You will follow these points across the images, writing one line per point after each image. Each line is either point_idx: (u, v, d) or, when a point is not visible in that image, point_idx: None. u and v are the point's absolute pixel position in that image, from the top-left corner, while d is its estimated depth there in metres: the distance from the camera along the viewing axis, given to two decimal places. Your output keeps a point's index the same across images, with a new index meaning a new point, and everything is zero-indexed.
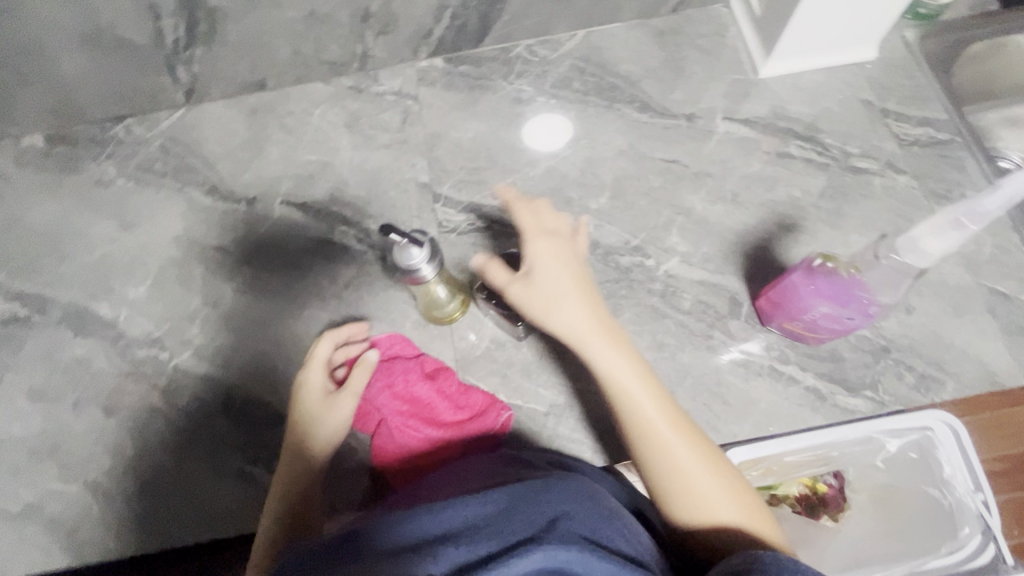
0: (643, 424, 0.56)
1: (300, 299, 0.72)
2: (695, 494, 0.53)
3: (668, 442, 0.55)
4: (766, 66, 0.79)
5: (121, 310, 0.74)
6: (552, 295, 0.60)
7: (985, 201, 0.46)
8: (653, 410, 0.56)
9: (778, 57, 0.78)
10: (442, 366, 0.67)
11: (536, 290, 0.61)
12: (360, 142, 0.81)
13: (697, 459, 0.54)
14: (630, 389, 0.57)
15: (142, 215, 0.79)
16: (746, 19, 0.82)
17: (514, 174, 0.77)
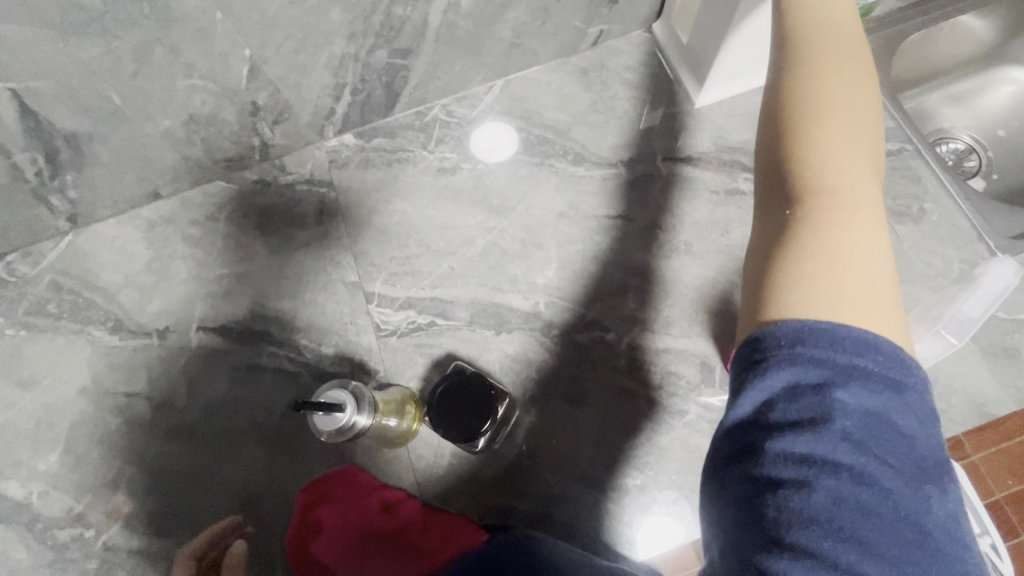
0: (817, 60, 0.43)
1: (237, 441, 0.65)
2: (820, 176, 0.40)
3: (841, 107, 0.41)
4: (703, 96, 0.73)
5: (32, 486, 0.65)
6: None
7: (968, 310, 0.59)
8: (843, 76, 0.42)
9: (712, 85, 0.72)
10: (402, 495, 0.61)
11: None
12: (276, 244, 0.73)
13: (858, 140, 0.40)
14: (824, 33, 0.44)
15: (41, 369, 0.70)
16: (672, 45, 0.75)
17: (451, 256, 0.70)
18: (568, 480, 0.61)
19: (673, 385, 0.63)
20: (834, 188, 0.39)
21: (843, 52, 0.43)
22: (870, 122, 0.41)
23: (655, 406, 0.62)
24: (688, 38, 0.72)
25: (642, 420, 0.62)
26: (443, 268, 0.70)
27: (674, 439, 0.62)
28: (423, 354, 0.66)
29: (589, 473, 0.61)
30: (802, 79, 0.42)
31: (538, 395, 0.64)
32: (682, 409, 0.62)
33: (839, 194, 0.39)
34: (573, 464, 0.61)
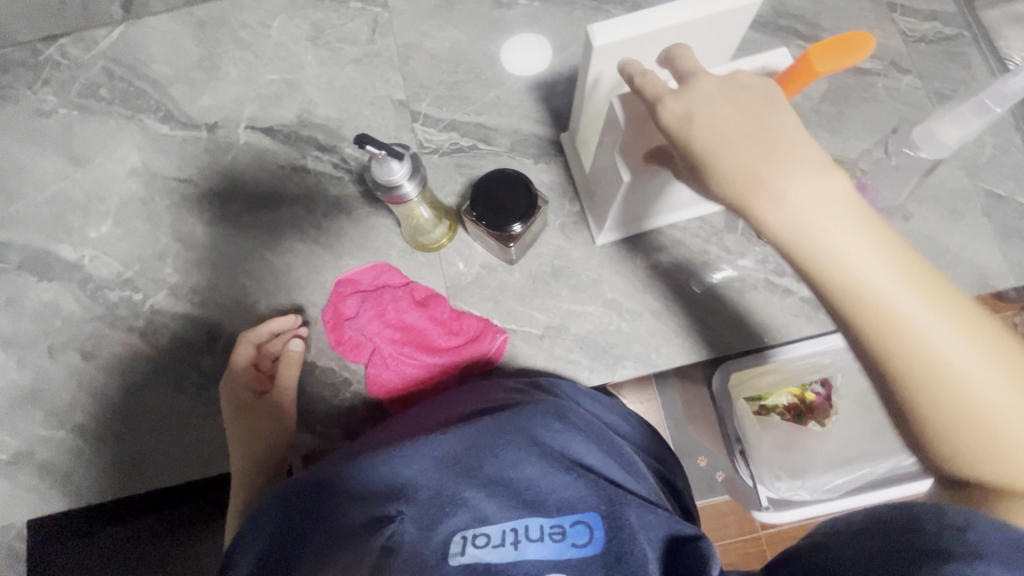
0: (857, 293, 0.36)
1: (278, 231, 0.69)
2: (958, 410, 0.34)
3: (918, 315, 0.35)
4: (606, 233, 0.64)
5: (84, 251, 0.69)
6: (779, 152, 0.38)
7: (1011, 81, 0.42)
8: (903, 289, 0.35)
9: (618, 225, 0.63)
10: (433, 293, 0.65)
11: (773, 145, 0.38)
12: (326, 57, 0.74)
13: (972, 343, 0.34)
14: (834, 250, 0.36)
15: (93, 149, 0.72)
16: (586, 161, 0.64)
17: (498, 87, 0.71)
18: (588, 300, 0.65)
19: (698, 226, 0.66)
20: (985, 411, 0.33)
21: (917, 301, 0.35)
22: (938, 290, 0.35)
23: (677, 246, 0.66)
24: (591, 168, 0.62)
25: (663, 254, 0.65)
26: (489, 97, 0.71)
27: (691, 274, 0.65)
28: (462, 173, 0.69)
29: (607, 296, 0.65)
30: (913, 356, 0.35)
31: (568, 222, 0.67)
32: (704, 250, 0.66)
33: (988, 414, 0.33)
34: (594, 286, 0.65)
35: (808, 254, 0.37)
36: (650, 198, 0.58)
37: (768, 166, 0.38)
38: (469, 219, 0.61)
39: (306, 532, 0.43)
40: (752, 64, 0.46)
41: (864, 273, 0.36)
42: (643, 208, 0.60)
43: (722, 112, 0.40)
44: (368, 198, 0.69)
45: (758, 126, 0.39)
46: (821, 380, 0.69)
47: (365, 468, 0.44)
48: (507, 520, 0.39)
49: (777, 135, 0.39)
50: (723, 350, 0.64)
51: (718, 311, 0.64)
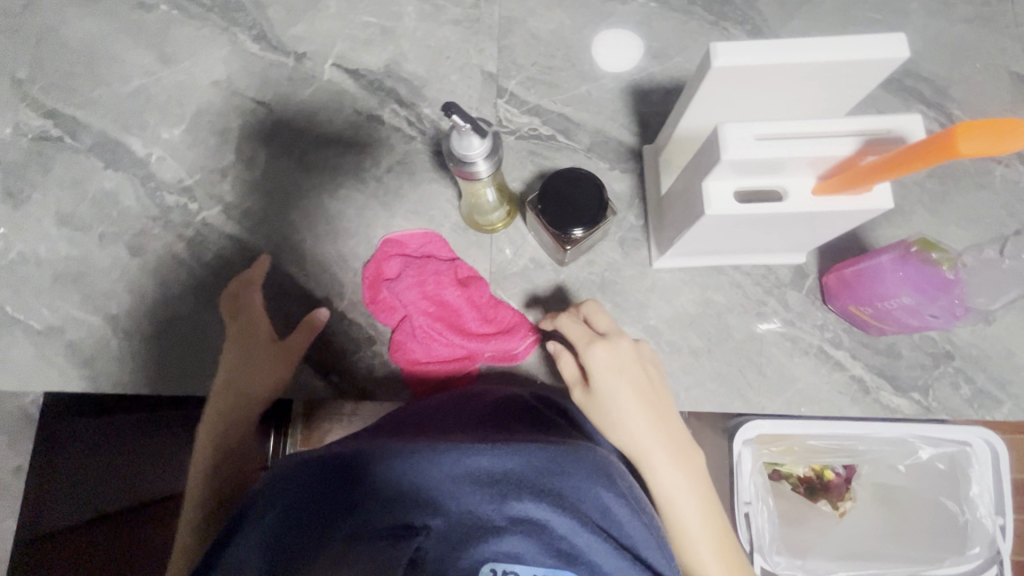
0: (645, 460, 0.49)
1: (339, 176, 0.68)
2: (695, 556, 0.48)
3: (675, 487, 0.49)
4: (664, 259, 0.62)
5: (153, 150, 0.70)
6: (647, 396, 0.51)
7: None
8: (691, 510, 0.48)
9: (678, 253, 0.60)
10: (476, 275, 0.63)
11: (644, 392, 0.50)
12: (426, 11, 0.72)
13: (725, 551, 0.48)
14: (631, 429, 0.49)
15: (183, 53, 0.73)
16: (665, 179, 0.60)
17: (591, 82, 0.69)
18: (628, 321, 0.62)
19: (762, 275, 0.62)
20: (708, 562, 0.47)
21: (680, 478, 0.49)
22: (696, 473, 0.50)
23: (736, 290, 0.62)
24: (666, 191, 0.59)
25: (718, 294, 0.62)
26: (580, 90, 0.68)
27: (741, 322, 0.62)
28: (534, 162, 0.67)
29: (649, 322, 0.62)
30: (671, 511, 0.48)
31: (628, 237, 0.64)
32: (761, 301, 0.62)
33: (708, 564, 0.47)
34: (638, 309, 0.62)
35: (617, 427, 0.50)
36: (723, 237, 0.54)
37: (637, 408, 0.50)
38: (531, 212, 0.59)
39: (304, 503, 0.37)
40: (877, 124, 0.42)
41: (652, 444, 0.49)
42: (709, 246, 0.57)
43: (621, 354, 0.51)
44: (434, 164, 0.67)
45: (642, 374, 0.51)
46: (848, 463, 0.62)
47: (391, 459, 0.37)
48: (541, 566, 0.33)
49: (651, 383, 0.51)
50: (755, 408, 0.61)
51: (760, 367, 0.61)
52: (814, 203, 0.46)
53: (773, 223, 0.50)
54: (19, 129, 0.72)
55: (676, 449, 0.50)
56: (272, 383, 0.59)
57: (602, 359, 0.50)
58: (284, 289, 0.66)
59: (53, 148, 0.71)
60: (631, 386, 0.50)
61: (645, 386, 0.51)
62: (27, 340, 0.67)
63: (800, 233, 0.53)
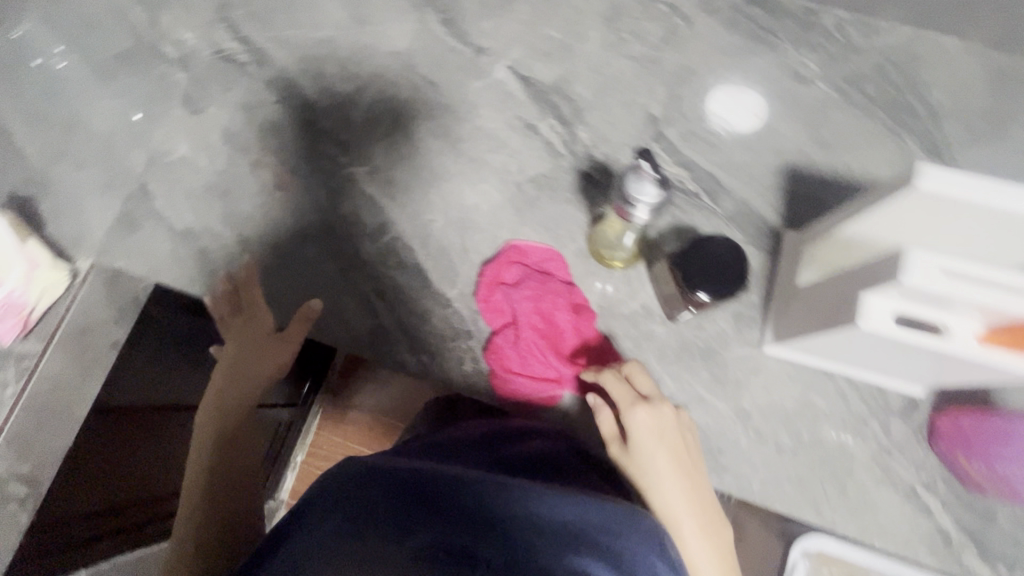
0: (673, 524, 0.55)
1: (483, 170, 0.70)
2: None
3: (697, 552, 0.54)
4: (778, 347, 0.61)
5: (324, 97, 0.75)
6: (679, 459, 0.57)
7: None
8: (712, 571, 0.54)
9: (795, 346, 0.59)
10: (587, 305, 0.64)
11: (677, 456, 0.57)
12: (609, 41, 0.73)
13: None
14: (664, 493, 0.56)
15: (375, 18, 0.77)
16: (806, 269, 0.59)
17: (750, 153, 0.69)
18: (721, 396, 0.61)
19: (872, 394, 0.60)
20: None
21: (702, 542, 0.55)
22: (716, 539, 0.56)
23: (840, 400, 0.60)
24: (803, 283, 0.59)
25: (821, 399, 0.61)
26: (736, 157, 0.68)
27: (836, 433, 0.60)
28: (672, 212, 0.67)
29: (742, 404, 0.61)
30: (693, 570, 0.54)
31: (745, 313, 0.63)
32: (863, 419, 0.60)
33: None
34: (734, 387, 0.62)
35: (651, 488, 0.56)
36: (856, 348, 0.53)
37: (670, 473, 0.56)
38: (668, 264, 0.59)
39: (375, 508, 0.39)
40: None
41: (680, 507, 0.55)
42: (834, 350, 0.56)
43: (664, 420, 0.57)
44: (575, 186, 0.69)
45: (678, 439, 0.57)
46: None
47: (466, 487, 0.41)
48: None
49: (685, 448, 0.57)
50: (827, 525, 0.58)
51: (844, 485, 0.59)
52: (975, 351, 0.43)
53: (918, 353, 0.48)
54: (215, 46, 0.78)
55: (699, 510, 0.56)
56: (280, 364, 0.70)
57: (642, 425, 0.57)
58: (401, 260, 0.68)
59: (239, 71, 0.77)
60: (665, 454, 0.56)
61: (678, 455, 0.57)
62: (167, 235, 0.72)
63: (933, 370, 0.52)
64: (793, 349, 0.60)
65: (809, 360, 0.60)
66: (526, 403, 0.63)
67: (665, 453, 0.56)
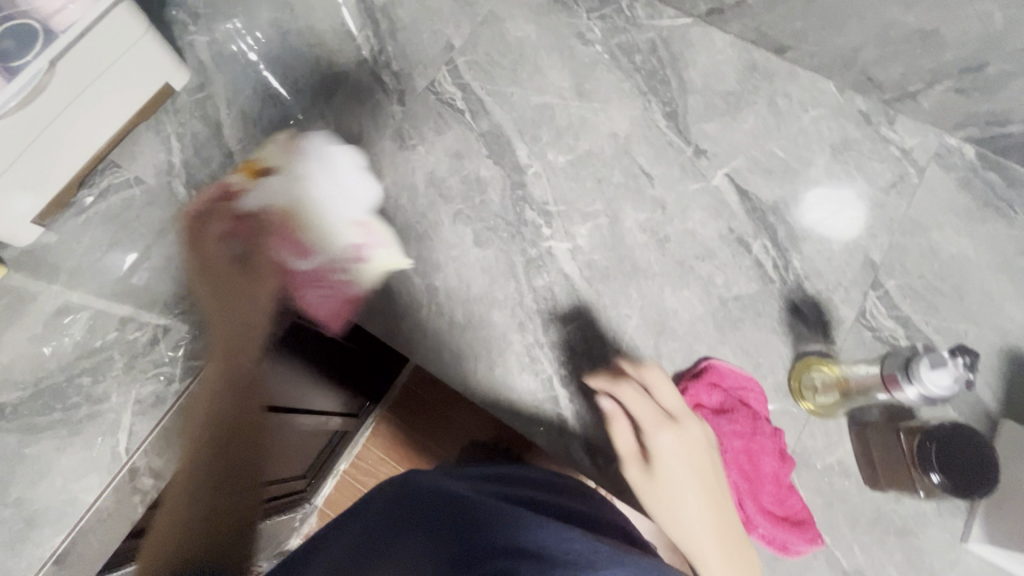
0: (700, 553, 0.51)
1: (687, 275, 0.68)
2: None
3: None
4: (986, 546, 0.56)
5: (533, 162, 0.74)
6: (707, 480, 0.54)
7: None
8: None
9: (1009, 554, 0.55)
10: (789, 454, 0.59)
11: (706, 477, 0.54)
12: (835, 173, 0.72)
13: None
14: (687, 521, 0.52)
15: (597, 94, 0.77)
16: None
17: (971, 324, 0.65)
18: None
19: None
20: None
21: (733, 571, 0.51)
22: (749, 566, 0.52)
23: None
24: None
25: None
26: (957, 326, 0.65)
27: None
28: None
29: None
30: None
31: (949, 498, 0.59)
32: None
33: None
34: None
35: (674, 512, 0.52)
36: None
37: (697, 496, 0.52)
38: (903, 436, 0.57)
39: (429, 529, 0.45)
40: None
41: (708, 532, 0.52)
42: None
43: (693, 441, 0.54)
44: (783, 316, 0.66)
45: (705, 458, 0.54)
46: None
47: (495, 511, 0.45)
48: None
49: (713, 469, 0.54)
50: None
51: None
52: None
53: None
54: (433, 86, 0.79)
55: (727, 541, 0.52)
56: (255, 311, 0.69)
57: (661, 446, 0.53)
58: (589, 349, 0.66)
59: (453, 116, 0.77)
60: (690, 480, 0.53)
61: (706, 482, 0.53)
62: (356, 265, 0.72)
63: None
64: (1005, 556, 0.55)
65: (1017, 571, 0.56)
66: None
67: (689, 478, 0.52)
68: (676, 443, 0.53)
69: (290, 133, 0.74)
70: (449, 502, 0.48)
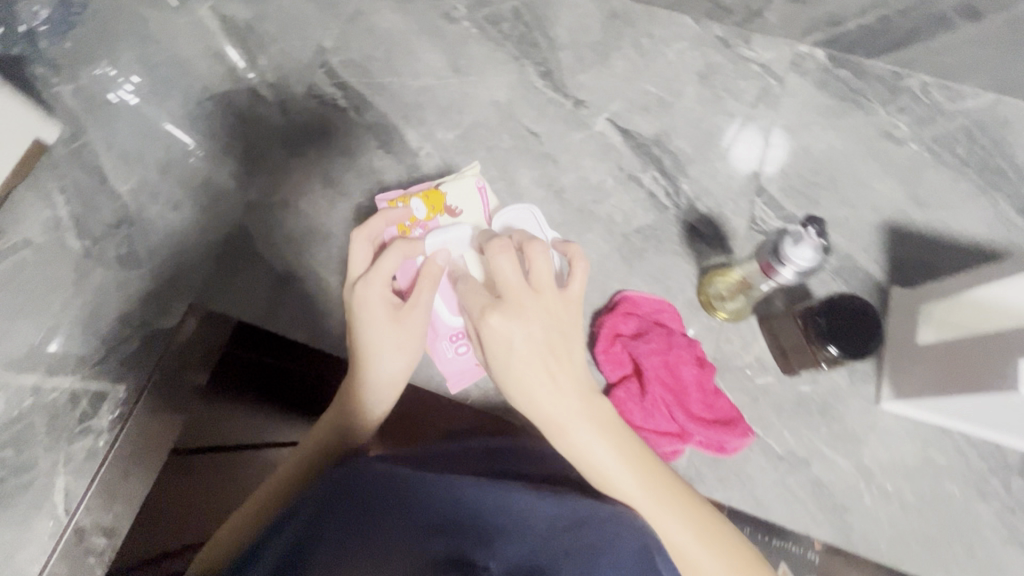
0: (547, 418, 0.56)
1: (589, 220, 0.71)
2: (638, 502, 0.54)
3: (583, 449, 0.55)
4: (896, 403, 0.61)
5: (424, 144, 0.76)
6: (542, 351, 0.56)
7: None
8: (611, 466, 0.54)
9: (914, 404, 0.60)
10: (708, 360, 0.63)
11: (547, 347, 0.57)
12: (706, 97, 0.76)
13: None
14: (525, 390, 0.57)
15: (473, 68, 0.79)
16: (925, 326, 0.60)
17: (850, 208, 0.70)
18: (842, 451, 0.61)
19: (990, 452, 0.60)
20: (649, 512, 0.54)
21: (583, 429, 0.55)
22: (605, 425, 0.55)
23: (958, 456, 0.60)
24: (923, 343, 0.59)
25: (940, 456, 0.61)
26: (838, 213, 0.70)
27: (960, 494, 0.60)
28: None
29: (864, 461, 0.61)
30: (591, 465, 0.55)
31: (858, 368, 0.64)
32: (984, 477, 0.60)
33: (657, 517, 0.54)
34: (855, 443, 0.62)
35: (513, 384, 0.57)
36: (1003, 414, 0.52)
37: (529, 365, 0.56)
38: (796, 319, 0.61)
39: (385, 516, 0.49)
40: None
41: (551, 397, 0.56)
42: (970, 411, 0.55)
43: (520, 320, 0.56)
44: (683, 238, 0.70)
45: (537, 332, 0.57)
46: None
47: (447, 500, 0.50)
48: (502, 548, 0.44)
49: (558, 339, 0.57)
50: None
51: (970, 545, 0.58)
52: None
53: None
54: (312, 90, 0.79)
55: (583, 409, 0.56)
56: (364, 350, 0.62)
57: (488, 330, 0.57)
58: None
59: (338, 116, 0.78)
60: (520, 353, 0.56)
61: (540, 352, 0.56)
62: (269, 279, 0.72)
63: None
64: (911, 407, 0.60)
65: (925, 417, 0.60)
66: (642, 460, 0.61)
67: (517, 352, 0.56)
68: (505, 322, 0.55)
69: (459, 195, 0.70)
70: (378, 498, 0.52)
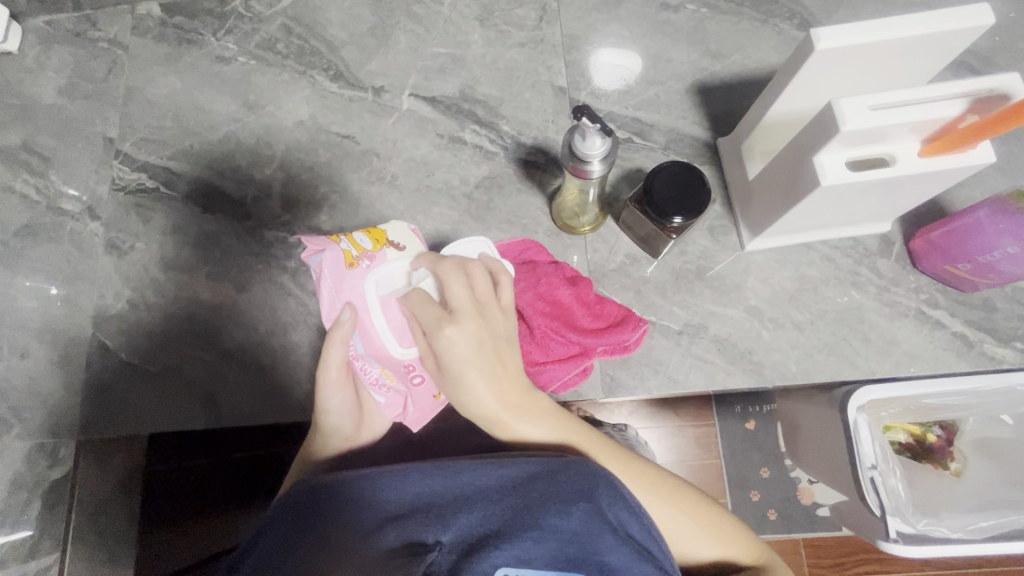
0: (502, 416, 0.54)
1: (431, 195, 0.71)
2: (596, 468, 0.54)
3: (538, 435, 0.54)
4: (756, 241, 0.64)
5: (248, 190, 0.74)
6: (498, 355, 0.54)
7: None
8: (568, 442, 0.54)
9: (769, 235, 0.63)
10: (581, 273, 0.64)
11: (498, 357, 0.53)
12: (491, 37, 0.77)
13: (699, 535, 0.54)
14: (480, 393, 0.53)
15: (265, 98, 0.77)
16: (751, 161, 0.63)
17: (658, 85, 0.73)
18: (729, 303, 0.64)
19: (850, 247, 0.65)
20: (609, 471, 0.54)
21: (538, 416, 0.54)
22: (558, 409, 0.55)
23: (824, 263, 0.65)
24: (753, 176, 0.62)
25: (811, 269, 0.65)
26: (649, 94, 0.73)
27: (839, 295, 0.64)
28: (615, 164, 0.70)
29: (750, 303, 0.64)
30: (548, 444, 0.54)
31: (716, 224, 0.67)
32: (854, 271, 0.64)
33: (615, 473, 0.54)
34: (737, 291, 0.65)
35: (465, 391, 0.53)
36: (829, 209, 0.56)
37: (484, 372, 0.53)
38: (633, 205, 0.62)
39: (345, 513, 0.46)
40: (979, 85, 0.45)
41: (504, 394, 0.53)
42: (809, 219, 0.59)
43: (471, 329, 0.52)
44: (521, 175, 0.71)
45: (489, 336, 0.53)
46: (941, 424, 0.70)
47: (408, 483, 0.47)
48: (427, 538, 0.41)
49: (505, 347, 0.54)
50: (866, 374, 0.62)
51: (864, 333, 0.63)
52: (923, 164, 0.49)
53: (874, 191, 0.53)
54: (116, 184, 0.76)
55: (531, 404, 0.54)
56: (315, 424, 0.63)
57: (443, 342, 0.52)
58: None
59: (150, 198, 0.75)
60: (476, 363, 0.52)
61: (497, 358, 0.53)
62: (145, 382, 0.69)
63: (897, 198, 0.55)
64: (768, 237, 0.63)
65: (783, 241, 0.64)
66: (560, 389, 0.62)
67: (474, 362, 0.52)
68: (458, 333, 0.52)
69: (399, 231, 0.62)
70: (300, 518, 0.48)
